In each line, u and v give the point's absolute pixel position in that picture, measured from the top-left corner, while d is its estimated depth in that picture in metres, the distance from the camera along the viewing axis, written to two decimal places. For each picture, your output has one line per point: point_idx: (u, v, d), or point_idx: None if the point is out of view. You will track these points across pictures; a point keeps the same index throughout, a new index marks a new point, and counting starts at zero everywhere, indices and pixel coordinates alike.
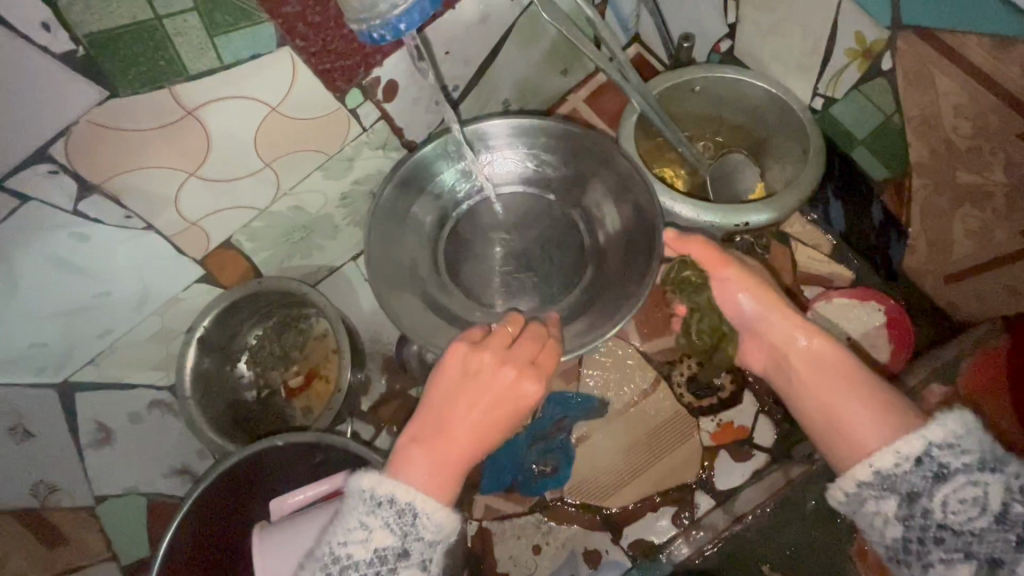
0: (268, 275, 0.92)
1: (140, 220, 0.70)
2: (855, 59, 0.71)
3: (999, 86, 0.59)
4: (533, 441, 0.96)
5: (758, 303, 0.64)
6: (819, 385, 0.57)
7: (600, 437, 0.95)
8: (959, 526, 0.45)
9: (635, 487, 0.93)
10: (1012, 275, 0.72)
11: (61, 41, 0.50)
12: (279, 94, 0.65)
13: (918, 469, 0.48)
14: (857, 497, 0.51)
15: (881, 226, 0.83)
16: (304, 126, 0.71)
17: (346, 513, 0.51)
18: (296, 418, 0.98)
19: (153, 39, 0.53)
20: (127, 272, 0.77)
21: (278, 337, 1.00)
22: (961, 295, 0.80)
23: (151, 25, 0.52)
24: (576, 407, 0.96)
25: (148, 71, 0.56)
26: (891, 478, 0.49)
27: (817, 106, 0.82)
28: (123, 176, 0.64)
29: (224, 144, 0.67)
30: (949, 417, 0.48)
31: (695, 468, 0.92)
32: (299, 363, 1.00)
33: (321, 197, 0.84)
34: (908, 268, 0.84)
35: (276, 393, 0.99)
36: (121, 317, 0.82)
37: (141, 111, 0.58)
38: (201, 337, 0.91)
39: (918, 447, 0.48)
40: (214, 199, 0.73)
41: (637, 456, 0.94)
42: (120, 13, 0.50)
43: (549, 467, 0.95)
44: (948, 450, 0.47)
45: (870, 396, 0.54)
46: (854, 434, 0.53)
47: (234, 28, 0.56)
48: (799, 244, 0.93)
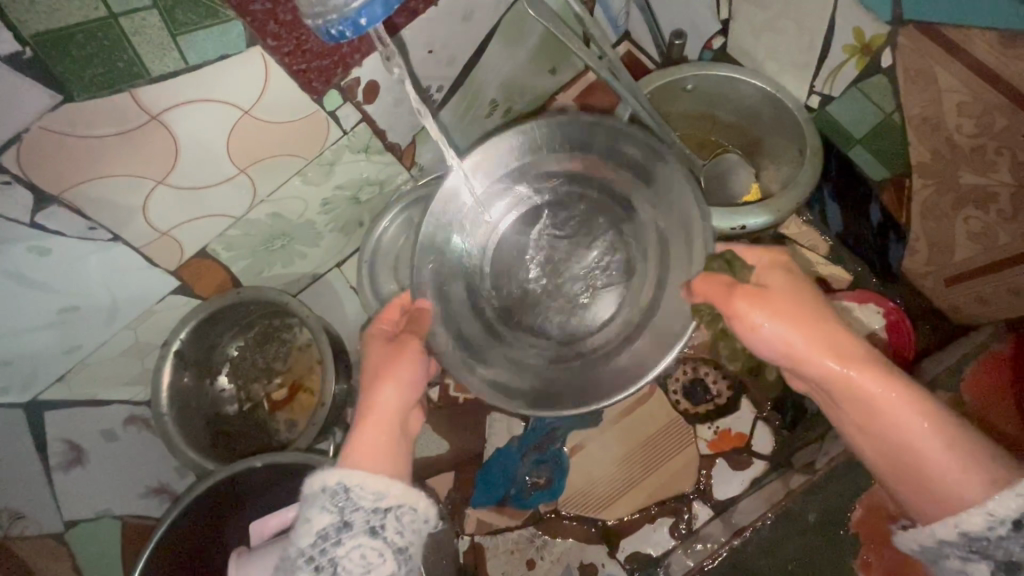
0: (247, 285, 0.88)
1: (106, 231, 0.66)
2: (853, 56, 0.69)
3: (1006, 83, 0.57)
4: (525, 452, 0.93)
5: (798, 337, 0.53)
6: (888, 422, 0.51)
7: (595, 447, 0.92)
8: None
9: (632, 498, 0.90)
10: (1016, 277, 0.70)
11: (4, 42, 0.46)
12: (251, 96, 0.61)
13: (1016, 534, 0.44)
14: (936, 549, 0.48)
15: (879, 227, 0.81)
16: (279, 131, 0.67)
17: (307, 513, 0.48)
18: (279, 433, 0.94)
19: (108, 39, 0.50)
20: (95, 286, 0.73)
21: (260, 348, 0.96)
22: (962, 297, 0.78)
23: (107, 24, 0.49)
24: (569, 416, 0.93)
25: (105, 73, 0.52)
26: (981, 541, 0.45)
27: (813, 104, 0.79)
28: (84, 185, 0.60)
29: (193, 150, 0.63)
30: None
31: (692, 478, 0.90)
32: (282, 375, 0.96)
33: (301, 203, 0.80)
34: (907, 270, 0.82)
35: (258, 407, 0.95)
36: (90, 333, 0.78)
37: (99, 117, 0.55)
38: (177, 351, 0.87)
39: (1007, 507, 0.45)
40: (186, 207, 0.70)
41: (634, 467, 0.91)
42: (69, 11, 0.47)
43: (542, 478, 0.92)
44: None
45: (936, 426, 0.50)
46: (937, 479, 0.49)
47: (198, 27, 0.52)
48: (794, 245, 0.91)
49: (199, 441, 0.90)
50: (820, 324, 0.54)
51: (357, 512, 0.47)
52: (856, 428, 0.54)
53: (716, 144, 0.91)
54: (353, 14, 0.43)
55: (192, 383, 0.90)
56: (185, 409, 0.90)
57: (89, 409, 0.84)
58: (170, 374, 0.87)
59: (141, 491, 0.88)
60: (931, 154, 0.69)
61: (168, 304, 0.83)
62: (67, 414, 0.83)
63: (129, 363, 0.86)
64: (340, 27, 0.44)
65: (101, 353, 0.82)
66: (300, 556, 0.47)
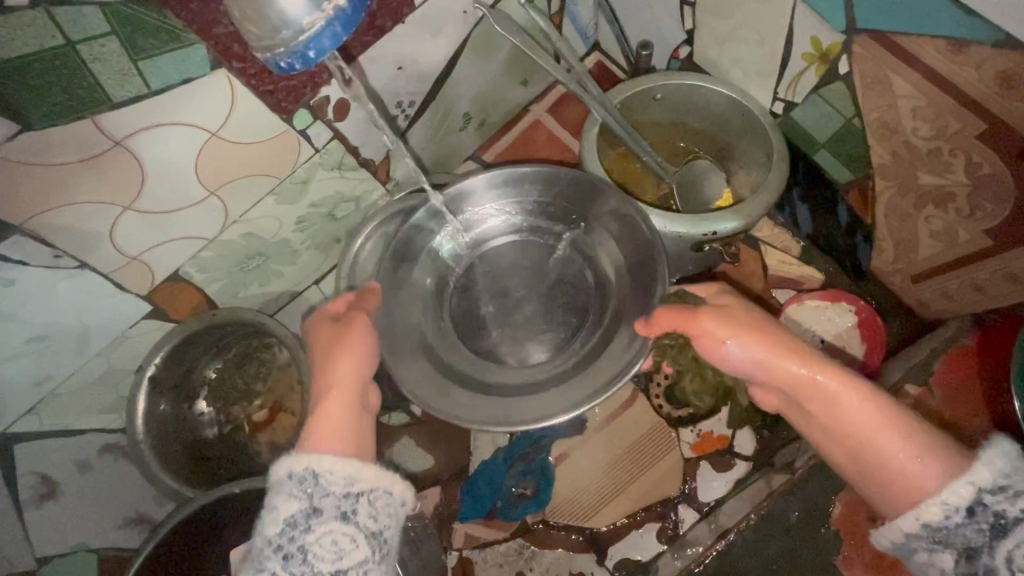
0: (222, 306, 0.87)
1: (73, 259, 0.65)
2: (812, 63, 0.71)
3: (955, 88, 0.59)
4: (511, 463, 0.93)
5: (748, 350, 0.59)
6: (846, 422, 0.55)
7: (579, 455, 0.93)
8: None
9: (618, 505, 0.90)
10: (978, 273, 0.72)
11: None
12: (217, 119, 0.61)
13: (971, 521, 0.46)
14: (910, 544, 0.50)
15: (847, 227, 0.83)
16: (248, 152, 0.67)
17: (273, 501, 0.49)
18: (260, 455, 0.93)
19: (67, 68, 0.49)
20: (64, 314, 0.71)
21: (239, 370, 0.95)
22: (930, 294, 0.80)
23: (67, 52, 0.48)
24: (554, 426, 0.93)
25: (66, 101, 0.51)
26: (942, 531, 0.48)
27: (778, 110, 0.81)
28: (47, 214, 0.59)
29: (160, 174, 0.62)
30: (991, 452, 0.47)
31: (677, 482, 0.90)
32: (263, 396, 0.95)
33: (275, 222, 0.79)
34: (876, 269, 0.84)
35: (238, 430, 0.94)
36: (61, 362, 0.76)
37: (59, 145, 0.54)
38: (152, 376, 0.85)
39: (965, 496, 0.47)
40: (155, 231, 0.68)
41: (619, 473, 0.91)
42: (27, 41, 0.46)
43: (528, 489, 0.92)
44: (1001, 496, 0.46)
45: (887, 421, 0.53)
46: (897, 476, 0.51)
47: (161, 52, 0.52)
48: (768, 247, 0.93)
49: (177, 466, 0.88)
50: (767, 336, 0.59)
51: (327, 498, 0.49)
52: (819, 434, 0.57)
53: (686, 151, 0.92)
54: (301, 47, 0.44)
55: (169, 409, 0.89)
56: (162, 436, 0.88)
57: (62, 440, 0.82)
58: (146, 401, 0.85)
59: (119, 521, 0.87)
60: (892, 156, 0.71)
61: (141, 329, 0.81)
62: (39, 446, 0.80)
63: (103, 391, 0.84)
64: (289, 59, 0.44)
65: (73, 381, 0.80)
66: (267, 546, 0.47)
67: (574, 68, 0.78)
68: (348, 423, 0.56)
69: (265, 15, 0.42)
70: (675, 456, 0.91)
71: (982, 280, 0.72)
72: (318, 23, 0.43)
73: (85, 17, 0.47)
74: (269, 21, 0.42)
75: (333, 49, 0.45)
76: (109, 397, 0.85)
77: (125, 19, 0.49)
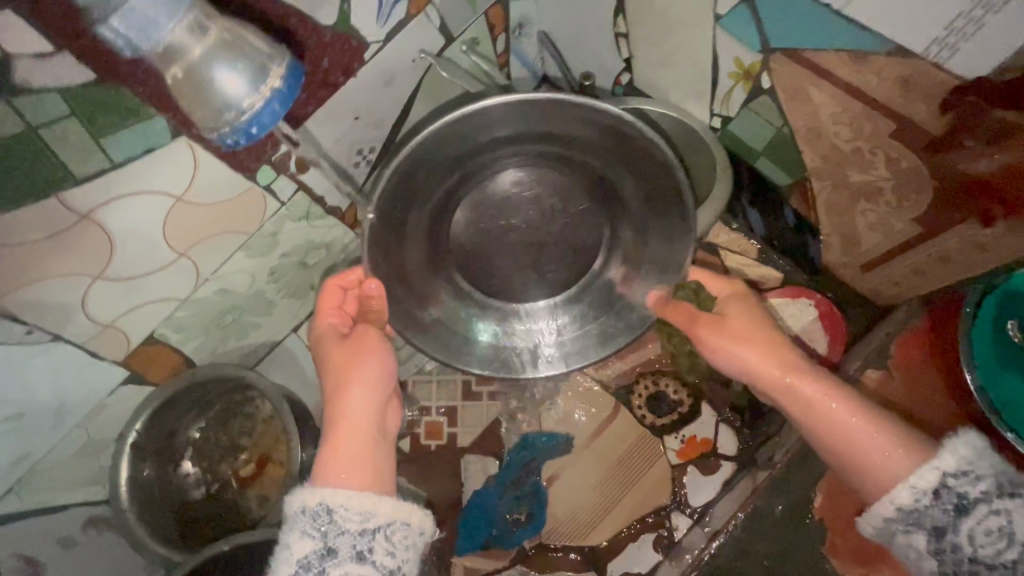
0: (200, 365, 0.88)
1: (45, 333, 0.66)
2: (738, 81, 0.76)
3: (868, 95, 0.64)
4: (504, 489, 0.93)
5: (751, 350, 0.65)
6: (831, 413, 0.59)
7: (571, 473, 0.93)
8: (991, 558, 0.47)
9: (613, 519, 0.91)
10: (916, 258, 0.76)
11: None
12: (180, 184, 0.63)
13: (938, 503, 0.50)
14: (887, 527, 0.53)
15: (796, 227, 0.88)
16: (212, 212, 0.68)
17: (289, 537, 0.51)
18: (251, 510, 0.92)
19: (31, 151, 0.52)
20: (39, 389, 0.71)
21: (223, 425, 0.94)
22: (879, 282, 0.84)
23: (28, 137, 0.50)
24: (543, 447, 0.94)
25: (32, 182, 0.53)
26: (914, 514, 0.51)
27: (716, 125, 0.86)
28: (21, 293, 0.60)
29: (127, 241, 0.64)
30: (958, 441, 0.51)
31: (669, 489, 0.92)
32: (248, 450, 0.94)
33: (247, 275, 0.80)
34: (829, 263, 0.89)
35: (227, 486, 0.93)
36: (40, 438, 0.76)
37: (30, 223, 0.55)
38: (134, 443, 0.85)
39: (931, 480, 0.51)
40: (126, 298, 0.70)
41: (612, 487, 0.92)
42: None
43: (523, 514, 0.92)
44: (964, 479, 0.49)
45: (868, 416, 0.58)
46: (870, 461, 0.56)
47: (120, 127, 0.54)
48: (726, 253, 0.97)
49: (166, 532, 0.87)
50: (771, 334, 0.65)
51: (341, 536, 0.51)
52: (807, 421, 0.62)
53: None
54: (244, 124, 0.46)
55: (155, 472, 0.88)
56: (147, 501, 0.87)
57: (44, 519, 0.80)
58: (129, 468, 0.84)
59: None
60: (824, 157, 0.76)
61: (120, 395, 0.81)
62: (21, 530, 0.78)
63: (83, 462, 0.83)
64: (234, 135, 0.47)
65: (52, 456, 0.79)
66: None
67: None
68: (358, 457, 0.57)
69: (206, 99, 0.45)
70: (663, 465, 0.93)
71: (920, 264, 0.76)
72: (257, 99, 0.46)
73: (44, 103, 0.49)
74: (212, 104, 0.45)
75: (275, 120, 0.47)
76: (91, 465, 0.84)
77: (82, 99, 0.51)
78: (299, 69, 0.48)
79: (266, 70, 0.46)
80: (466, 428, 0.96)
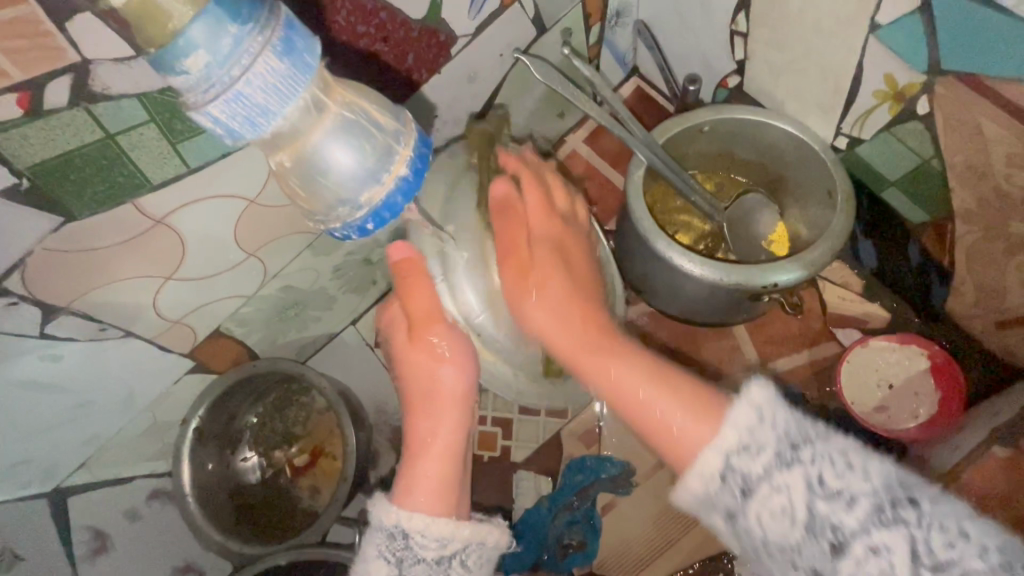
0: (264, 357, 0.86)
1: (118, 329, 0.62)
2: (601, 22, 0.77)
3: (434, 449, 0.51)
4: (556, 512, 0.86)
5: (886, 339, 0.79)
6: (424, 358, 0.52)
7: (627, 505, 0.86)
8: (780, 542, 0.39)
9: (668, 559, 0.84)
10: (893, 365, 0.79)
11: (91, 327, 0.59)
12: (257, 186, 0.56)
13: (814, 543, 0.37)
14: (707, 498, 0.42)
15: (919, 268, 0.75)
16: (291, 213, 0.63)
17: (367, 553, 0.47)
18: (318, 428, 0.90)
19: (106, 160, 0.45)
20: (85, 376, 0.65)
21: (279, 414, 0.90)
22: (1018, 341, 0.72)
23: (163, 100, 0.44)
24: (590, 472, 0.87)
25: (107, 190, 0.47)
26: (812, 521, 0.37)
27: (676, 169, 0.72)
28: (96, 293, 0.56)
29: (199, 245, 0.59)
30: (738, 405, 0.41)
31: (684, 559, 0.84)
32: (302, 440, 0.90)
33: (314, 273, 0.77)
34: (953, 310, 0.75)
35: (332, 421, 0.89)
36: (121, 391, 0.71)
37: (77, 275, 0.52)
38: (197, 428, 0.83)
39: (716, 465, 0.41)
40: (273, 227, 0.63)
41: (668, 527, 0.85)
42: (61, 143, 0.42)
43: (574, 541, 0.85)
44: (746, 455, 0.40)
45: (649, 367, 0.49)
46: (648, 403, 0.47)
47: (198, 133, 0.47)
48: (827, 283, 0.84)
49: (303, 481, 0.89)
50: (442, 340, 0.53)
51: (418, 565, 0.46)
52: (433, 417, 0.51)
53: (734, 183, 0.83)
54: (359, 222, 0.40)
55: (214, 470, 0.86)
56: (136, 547, 0.81)
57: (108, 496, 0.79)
58: (80, 520, 0.76)
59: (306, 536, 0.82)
60: (992, 356, 0.76)
61: (184, 384, 0.79)
62: (89, 500, 0.76)
63: (167, 437, 0.83)
64: (344, 231, 0.40)
65: (216, 471, 0.86)
66: None
67: (611, 107, 0.69)
68: (445, 482, 0.49)
69: (319, 194, 0.40)
70: (640, 502, 0.86)
71: (999, 311, 0.71)
72: (357, 216, 0.39)
73: (123, 110, 0.43)
74: (323, 199, 0.40)
75: (428, 173, 0.40)
76: (147, 466, 0.83)
77: (163, 105, 0.44)
78: (427, 137, 0.42)
79: (393, 155, 0.39)
80: (518, 443, 0.89)
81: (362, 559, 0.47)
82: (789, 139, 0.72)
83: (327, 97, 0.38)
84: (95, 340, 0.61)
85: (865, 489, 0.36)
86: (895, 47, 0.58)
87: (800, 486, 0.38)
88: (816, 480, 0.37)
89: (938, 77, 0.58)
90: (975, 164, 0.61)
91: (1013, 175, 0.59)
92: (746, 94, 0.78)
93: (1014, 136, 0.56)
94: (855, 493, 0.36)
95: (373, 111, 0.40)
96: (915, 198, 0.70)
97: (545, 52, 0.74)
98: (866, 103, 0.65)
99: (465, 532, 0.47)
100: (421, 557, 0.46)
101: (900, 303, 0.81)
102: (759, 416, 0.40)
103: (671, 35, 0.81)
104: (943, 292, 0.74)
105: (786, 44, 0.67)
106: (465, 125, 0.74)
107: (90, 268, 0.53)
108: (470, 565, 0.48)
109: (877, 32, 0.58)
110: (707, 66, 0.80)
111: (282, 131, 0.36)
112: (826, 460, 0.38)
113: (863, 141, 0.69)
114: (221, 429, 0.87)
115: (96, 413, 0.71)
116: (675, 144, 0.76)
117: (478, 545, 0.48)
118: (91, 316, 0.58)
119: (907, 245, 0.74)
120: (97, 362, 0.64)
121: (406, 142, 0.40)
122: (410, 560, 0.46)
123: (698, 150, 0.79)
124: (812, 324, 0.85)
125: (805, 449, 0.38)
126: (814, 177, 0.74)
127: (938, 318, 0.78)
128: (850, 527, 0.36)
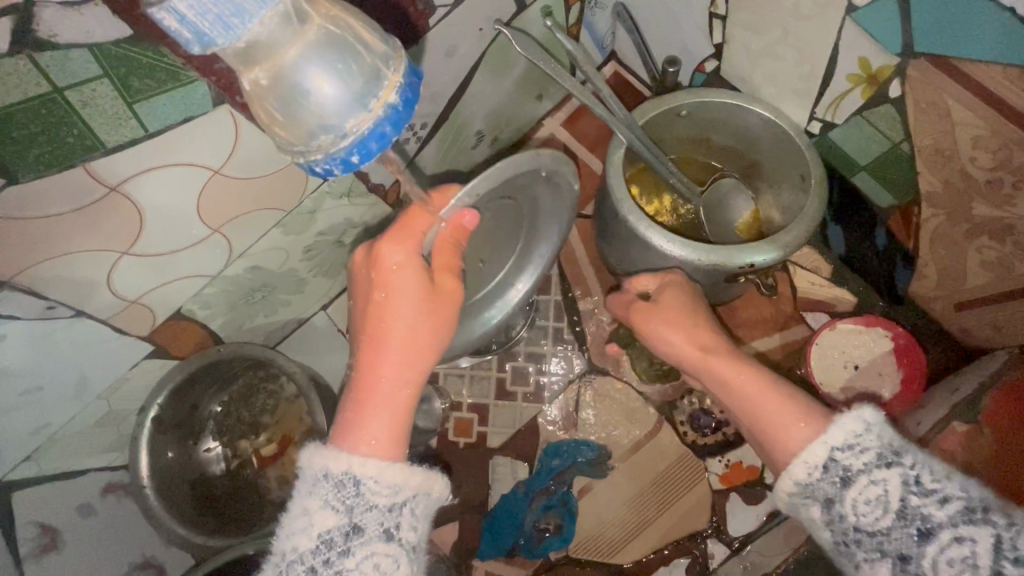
0: (230, 341, 0.82)
1: (68, 307, 0.58)
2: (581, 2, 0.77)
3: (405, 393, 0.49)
4: (533, 498, 0.85)
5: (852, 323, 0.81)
6: (426, 305, 0.50)
7: (604, 488, 0.86)
8: (870, 528, 0.45)
9: (642, 541, 0.85)
10: (858, 350, 0.80)
11: (36, 302, 0.55)
12: (223, 154, 0.53)
13: (901, 525, 0.44)
14: (807, 487, 0.49)
15: (885, 252, 0.78)
16: (258, 185, 0.60)
17: (308, 502, 0.43)
18: (287, 416, 0.87)
19: (54, 116, 0.42)
20: (30, 358, 0.60)
21: (245, 401, 0.87)
22: (973, 322, 0.75)
23: (118, 52, 0.40)
24: (566, 455, 0.87)
25: (52, 150, 0.43)
26: (908, 513, 0.44)
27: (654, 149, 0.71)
28: (41, 266, 0.51)
29: (158, 219, 0.55)
30: (850, 415, 0.48)
31: (661, 540, 0.85)
32: (270, 429, 0.87)
33: (283, 253, 0.74)
34: (915, 294, 0.78)
35: (301, 407, 0.87)
36: (72, 375, 0.66)
37: (18, 243, 0.48)
38: (155, 417, 0.78)
39: (821, 455, 0.49)
40: (242, 201, 0.60)
41: (646, 507, 0.85)
42: (4, 91, 0.38)
43: (551, 525, 0.85)
44: (849, 451, 0.47)
45: (761, 380, 0.58)
46: (759, 406, 0.56)
47: (159, 92, 0.44)
48: (798, 268, 0.87)
49: (272, 471, 0.86)
50: (448, 289, 0.52)
51: (369, 512, 0.43)
52: (394, 361, 0.49)
53: (709, 168, 0.84)
54: (343, 152, 0.37)
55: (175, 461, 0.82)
56: (94, 542, 0.76)
57: (58, 488, 0.73)
58: (26, 517, 0.70)
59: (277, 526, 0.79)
60: (950, 335, 0.79)
61: (141, 369, 0.74)
62: (35, 495, 0.71)
63: (121, 426, 0.78)
64: (326, 164, 0.38)
65: (175, 465, 0.81)
66: None
67: (593, 81, 0.67)
68: (398, 426, 0.48)
69: (299, 118, 0.37)
70: (617, 484, 0.86)
71: (959, 292, 0.74)
72: (343, 145, 0.37)
73: (72, 60, 0.39)
74: (305, 126, 0.37)
75: (419, 104, 0.39)
76: (99, 458, 0.78)
77: (117, 58, 0.41)
78: (418, 68, 0.40)
79: (379, 79, 0.37)
80: (495, 429, 0.88)
81: (300, 510, 0.43)
82: (766, 123, 0.73)
83: (310, 8, 0.36)
84: (39, 318, 0.56)
85: (958, 493, 0.43)
86: (872, 29, 0.59)
87: (897, 481, 0.45)
88: (913, 480, 0.44)
89: (912, 60, 0.59)
90: (942, 146, 0.63)
91: (979, 156, 0.61)
92: (724, 78, 0.78)
93: (982, 119, 0.58)
94: (949, 495, 0.43)
95: (361, 29, 0.38)
96: (885, 182, 0.72)
97: (524, 29, 0.72)
98: (841, 87, 0.66)
99: (416, 479, 0.45)
100: (373, 504, 0.43)
101: (865, 285, 0.84)
102: (866, 426, 0.48)
103: (652, 18, 0.81)
104: (908, 275, 0.77)
105: (764, 27, 0.68)
106: (443, 102, 0.71)
107: (33, 239, 0.48)
108: (418, 515, 0.45)
109: (854, 13, 0.59)
110: (685, 50, 0.80)
111: (258, 40, 0.34)
112: (925, 467, 0.45)
113: (835, 125, 0.71)
114: (182, 419, 0.82)
115: (43, 399, 0.66)
116: (652, 126, 0.75)
117: (424, 495, 0.46)
118: (31, 292, 0.53)
119: (874, 229, 0.77)
120: (42, 344, 0.59)
121: (395, 68, 0.38)
122: (360, 507, 0.43)
123: (675, 133, 0.80)
124: (783, 307, 0.87)
125: (906, 456, 0.45)
126: (789, 163, 0.75)
127: (901, 300, 0.81)
128: (938, 519, 0.43)
